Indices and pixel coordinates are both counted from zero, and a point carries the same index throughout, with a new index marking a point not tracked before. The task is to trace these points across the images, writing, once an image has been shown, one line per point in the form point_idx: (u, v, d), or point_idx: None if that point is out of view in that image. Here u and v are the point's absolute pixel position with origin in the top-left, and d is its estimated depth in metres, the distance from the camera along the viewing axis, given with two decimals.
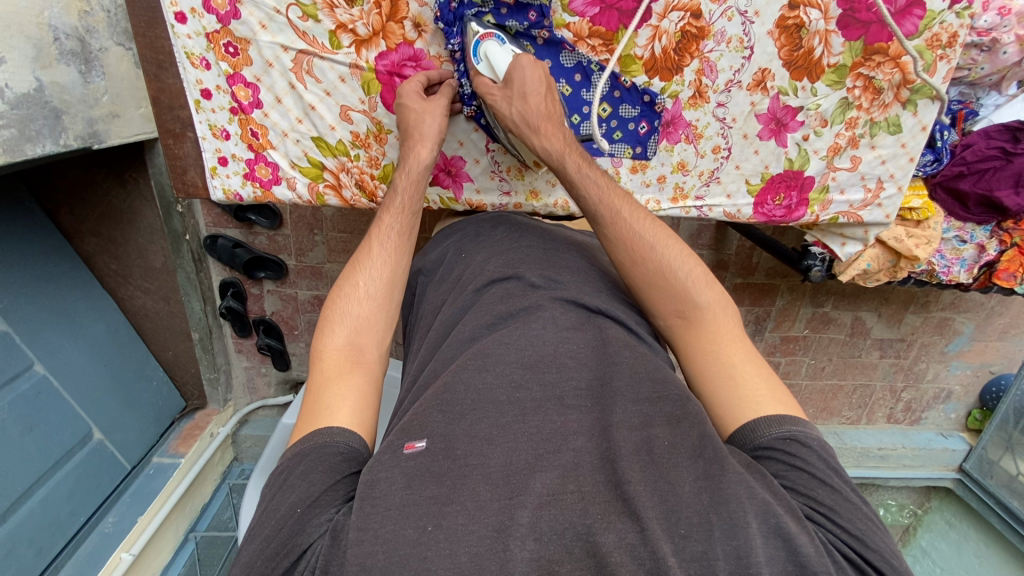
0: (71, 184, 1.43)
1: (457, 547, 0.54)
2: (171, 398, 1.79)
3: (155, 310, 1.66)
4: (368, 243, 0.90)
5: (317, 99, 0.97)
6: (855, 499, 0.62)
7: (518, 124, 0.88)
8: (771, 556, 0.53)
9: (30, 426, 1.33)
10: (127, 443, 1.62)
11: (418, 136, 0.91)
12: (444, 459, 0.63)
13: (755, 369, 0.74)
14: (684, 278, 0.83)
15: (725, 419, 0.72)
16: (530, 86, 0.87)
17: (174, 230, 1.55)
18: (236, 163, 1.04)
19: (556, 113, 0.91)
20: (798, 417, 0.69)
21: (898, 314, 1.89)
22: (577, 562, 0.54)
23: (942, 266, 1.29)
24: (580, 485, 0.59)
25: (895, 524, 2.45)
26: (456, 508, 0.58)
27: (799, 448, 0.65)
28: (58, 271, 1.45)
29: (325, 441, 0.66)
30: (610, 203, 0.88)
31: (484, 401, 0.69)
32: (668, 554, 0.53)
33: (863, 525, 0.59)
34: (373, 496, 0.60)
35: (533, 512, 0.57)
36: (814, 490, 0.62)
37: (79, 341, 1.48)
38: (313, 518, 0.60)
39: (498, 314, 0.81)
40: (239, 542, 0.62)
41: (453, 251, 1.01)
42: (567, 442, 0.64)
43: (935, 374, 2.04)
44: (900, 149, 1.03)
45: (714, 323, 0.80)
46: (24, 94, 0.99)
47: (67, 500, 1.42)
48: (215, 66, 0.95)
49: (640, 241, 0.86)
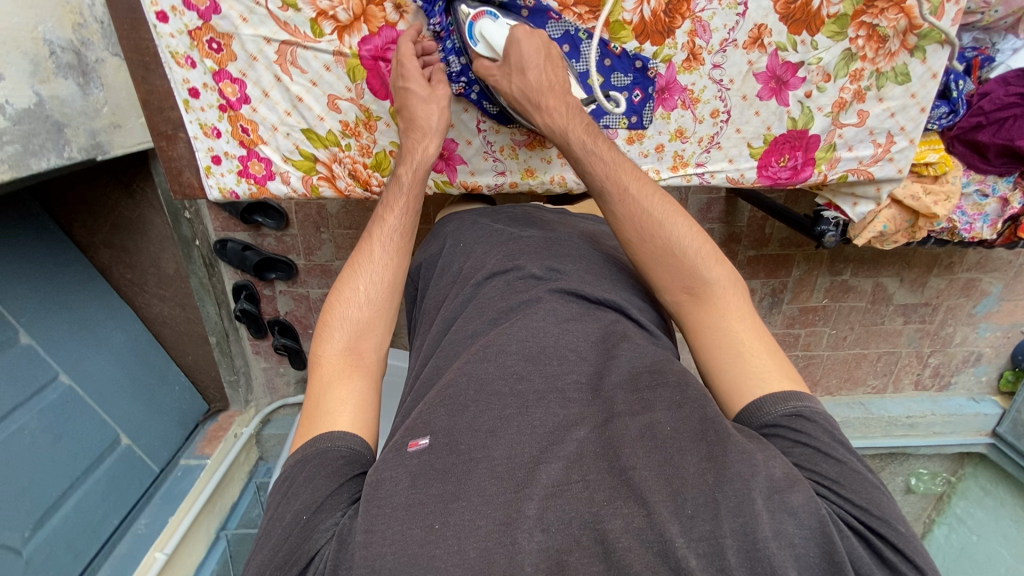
0: (81, 197, 1.45)
1: (465, 542, 0.54)
2: (194, 402, 1.83)
3: (172, 317, 1.69)
4: (366, 244, 0.89)
5: (304, 91, 0.97)
6: (861, 469, 0.60)
7: (522, 101, 0.89)
8: (778, 530, 0.51)
9: (59, 434, 1.38)
10: (155, 447, 1.66)
11: (422, 130, 0.91)
12: (448, 455, 0.62)
13: (764, 346, 0.73)
14: (692, 255, 0.81)
15: (733, 395, 0.71)
16: (526, 60, 0.86)
17: (184, 236, 1.57)
18: (229, 160, 1.03)
19: (557, 82, 0.89)
20: (805, 394, 0.68)
21: (921, 278, 1.84)
22: (584, 551, 0.53)
23: (964, 223, 1.23)
24: (584, 475, 0.59)
25: (929, 493, 2.38)
26: (462, 504, 0.57)
27: (803, 423, 0.64)
28: (74, 283, 1.48)
29: (327, 446, 0.66)
30: (616, 179, 0.87)
31: (485, 393, 0.68)
32: (676, 535, 0.52)
33: (868, 493, 0.58)
34: (379, 497, 0.59)
35: (540, 503, 0.56)
36: (819, 465, 0.60)
37: (101, 350, 1.52)
38: (319, 523, 0.60)
39: (502, 309, 0.80)
40: (250, 547, 0.63)
41: (450, 243, 1.00)
42: (569, 433, 0.64)
43: (964, 338, 1.98)
44: (910, 100, 0.99)
45: (725, 301, 0.78)
46: (25, 109, 1.02)
47: (100, 504, 1.47)
48: (201, 64, 0.95)
49: (648, 216, 0.85)
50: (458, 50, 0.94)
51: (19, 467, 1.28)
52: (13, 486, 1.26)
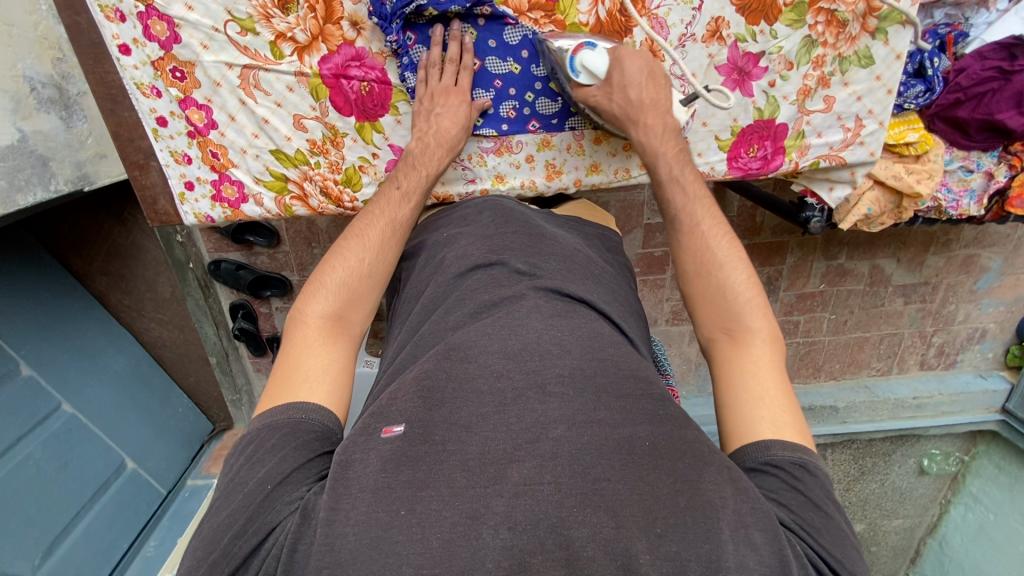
0: (76, 227, 1.47)
1: (428, 532, 0.54)
2: (197, 423, 1.80)
3: (172, 339, 1.69)
4: (367, 215, 0.91)
5: (270, 112, 0.98)
6: (844, 526, 0.63)
7: (619, 118, 0.92)
8: (742, 564, 0.54)
9: (64, 461, 1.41)
10: (160, 469, 1.67)
11: (437, 144, 0.94)
12: (421, 444, 0.62)
13: (787, 400, 0.72)
14: (742, 303, 0.82)
15: (740, 429, 0.71)
16: (629, 78, 0.90)
17: (178, 260, 1.54)
18: (202, 186, 1.04)
19: (661, 100, 0.92)
20: (812, 450, 0.69)
21: (918, 258, 1.82)
22: (548, 554, 0.53)
23: (950, 201, 1.22)
24: (557, 476, 0.58)
25: (942, 474, 2.33)
26: (430, 493, 0.57)
27: (806, 475, 0.65)
28: (72, 312, 1.50)
29: (300, 417, 0.69)
30: (691, 213, 0.90)
31: (464, 391, 0.68)
32: (642, 551, 0.53)
33: (844, 551, 0.61)
34: (347, 477, 0.60)
35: (508, 501, 0.56)
36: (806, 513, 0.62)
37: (102, 377, 1.54)
38: (283, 496, 0.61)
39: (482, 303, 0.80)
40: (206, 510, 0.63)
41: (438, 222, 1.02)
42: (546, 432, 0.62)
43: (966, 316, 1.96)
44: (875, 82, 1.00)
45: (759, 349, 0.78)
46: (8, 146, 1.05)
47: (107, 529, 1.50)
48: (166, 93, 0.96)
49: (710, 256, 0.87)
50: (414, 65, 0.95)
51: (25, 497, 1.31)
52: (18, 514, 1.30)
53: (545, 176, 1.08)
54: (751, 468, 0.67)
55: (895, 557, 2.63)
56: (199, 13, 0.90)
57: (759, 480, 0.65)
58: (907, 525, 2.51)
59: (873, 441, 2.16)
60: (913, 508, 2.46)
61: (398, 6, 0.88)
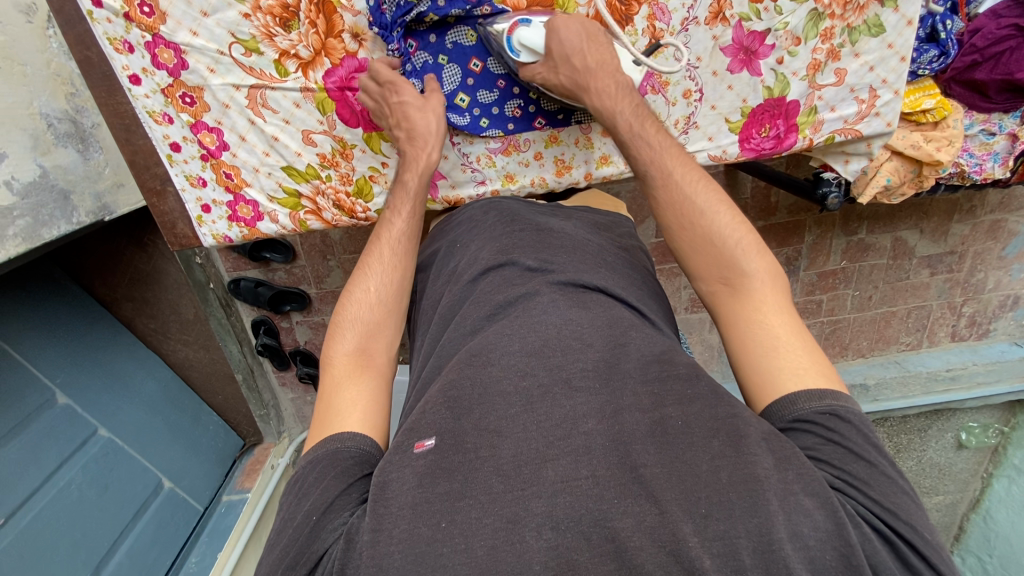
0: (100, 257, 1.52)
1: (473, 541, 0.55)
2: (229, 439, 1.84)
3: (199, 360, 1.73)
4: (375, 245, 0.92)
5: (279, 130, 1.00)
6: (892, 473, 0.60)
7: (571, 89, 0.90)
8: (794, 532, 0.52)
9: (104, 485, 1.44)
10: (197, 487, 1.70)
11: (420, 142, 0.92)
12: (454, 454, 0.62)
13: (802, 344, 0.71)
14: (733, 246, 0.80)
15: (766, 390, 0.69)
16: (569, 47, 0.88)
17: (198, 281, 1.56)
18: (218, 208, 1.06)
19: (607, 61, 0.90)
20: (841, 392, 0.66)
21: (942, 226, 1.77)
22: (595, 550, 0.53)
23: (973, 166, 1.18)
24: (593, 470, 0.58)
25: (982, 446, 2.26)
26: (468, 502, 0.58)
27: (836, 422, 0.63)
28: (102, 339, 1.54)
29: (337, 447, 0.69)
30: (660, 165, 0.87)
31: (490, 394, 0.68)
32: (689, 535, 0.52)
33: (895, 500, 0.58)
34: (386, 497, 0.60)
35: (547, 502, 0.56)
36: (848, 464, 0.60)
37: (135, 401, 1.57)
38: (327, 524, 0.62)
39: (498, 304, 0.80)
40: (264, 547, 0.65)
41: (451, 237, 1.00)
42: (577, 426, 0.62)
43: (997, 283, 1.90)
44: (887, 50, 0.98)
45: (763, 291, 0.76)
46: (30, 182, 1.09)
47: (150, 548, 1.53)
48: (177, 119, 0.97)
49: (689, 204, 0.84)
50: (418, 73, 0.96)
51: (71, 522, 1.35)
52: (67, 539, 1.34)
53: (554, 172, 1.09)
54: (782, 428, 0.66)
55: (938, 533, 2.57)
56: (204, 37, 0.91)
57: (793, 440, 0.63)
58: (947, 501, 2.45)
59: (908, 417, 2.10)
60: (953, 483, 2.40)
61: (398, 14, 0.88)
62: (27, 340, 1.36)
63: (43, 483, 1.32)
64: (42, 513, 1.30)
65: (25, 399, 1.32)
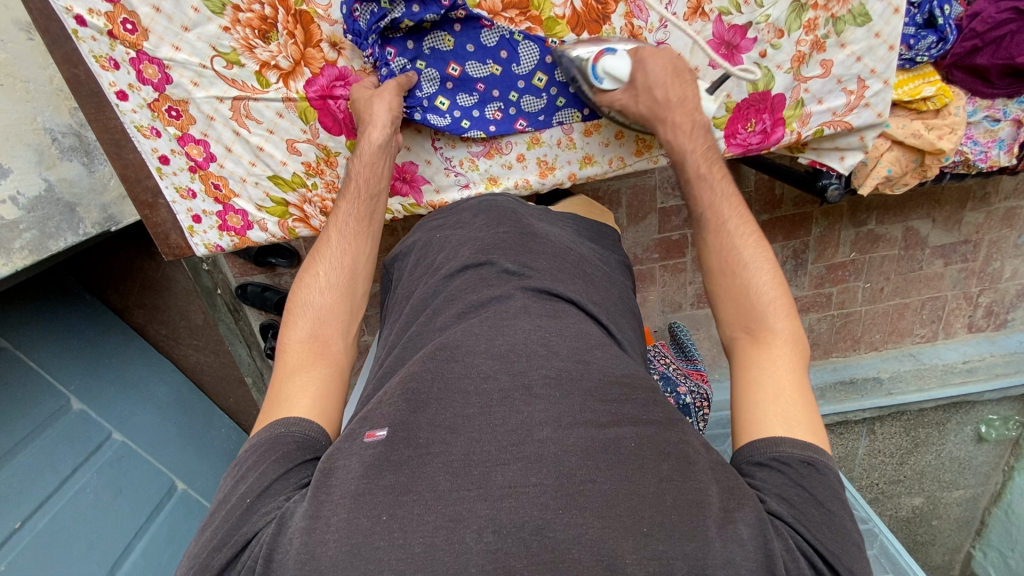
0: (111, 266, 1.56)
1: (410, 537, 0.55)
2: (240, 442, 1.87)
3: (209, 364, 1.76)
4: (327, 231, 0.95)
5: (263, 140, 1.01)
6: (848, 525, 0.61)
7: (649, 119, 0.93)
8: (729, 559, 0.54)
9: (120, 486, 1.49)
10: (211, 488, 1.73)
11: (368, 121, 0.92)
12: (404, 448, 0.63)
13: (804, 400, 0.70)
14: (765, 302, 0.79)
15: (752, 424, 0.70)
16: (653, 79, 0.91)
17: (206, 287, 1.61)
18: (208, 218, 1.08)
19: (688, 98, 0.92)
20: (826, 450, 0.67)
21: (955, 216, 1.72)
22: (533, 558, 0.53)
23: (978, 153, 1.15)
24: (542, 478, 0.58)
25: (1003, 440, 2.19)
26: (412, 498, 0.58)
27: (811, 472, 0.64)
28: (114, 345, 1.57)
29: (281, 432, 0.71)
30: (717, 210, 0.89)
31: (450, 390, 0.68)
32: (628, 552, 0.53)
33: (843, 551, 0.59)
34: (330, 484, 0.62)
35: (492, 504, 0.56)
36: (807, 508, 0.61)
37: (148, 405, 1.61)
38: (261, 507, 0.63)
39: (470, 303, 0.80)
40: (202, 520, 0.67)
41: (422, 234, 1.02)
42: (532, 433, 0.62)
43: (1014, 271, 1.84)
44: (875, 40, 0.95)
45: (781, 350, 0.75)
46: (36, 196, 1.12)
47: (165, 547, 1.56)
48: (165, 132, 1.00)
49: (736, 255, 0.85)
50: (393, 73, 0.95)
51: (84, 524, 1.39)
52: (83, 540, 1.38)
53: (538, 174, 1.08)
54: (758, 463, 0.66)
55: (960, 528, 2.49)
56: (186, 51, 0.93)
57: (758, 472, 0.65)
58: (968, 495, 2.38)
59: (924, 411, 2.03)
60: (974, 478, 2.33)
61: (371, 22, 0.89)
62: (43, 348, 1.41)
63: (60, 486, 1.37)
64: (58, 517, 1.35)
65: (41, 406, 1.37)
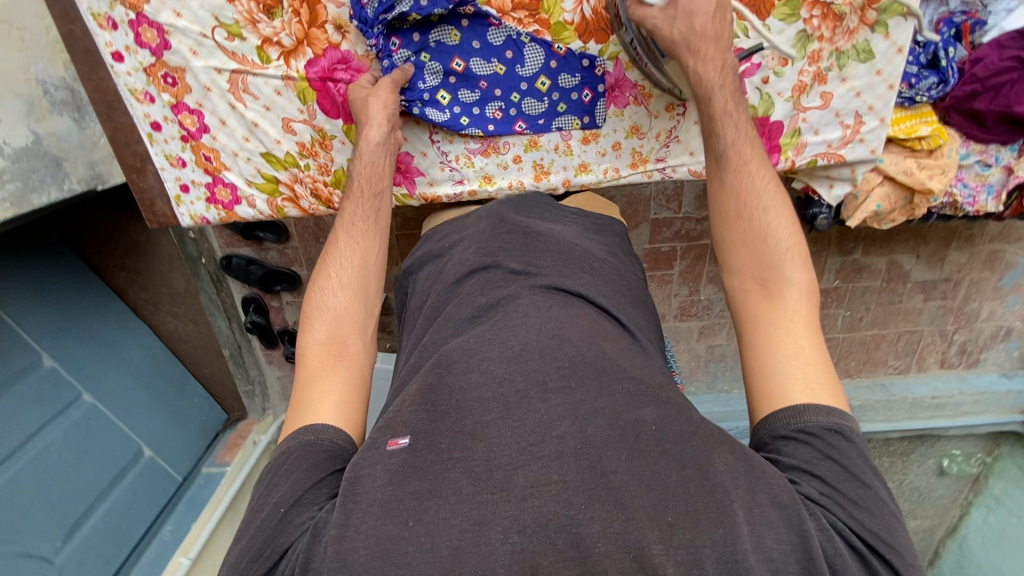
0: (93, 224, 1.52)
1: (438, 541, 0.55)
2: (213, 413, 1.87)
3: (186, 333, 1.73)
4: (335, 234, 0.95)
5: (259, 116, 1.00)
6: (883, 495, 0.62)
7: (677, 45, 0.87)
8: (758, 543, 0.55)
9: (85, 448, 1.47)
10: (177, 456, 1.73)
11: (364, 119, 0.93)
12: (426, 454, 0.64)
13: (821, 357, 0.72)
14: (781, 251, 0.81)
15: (775, 394, 0.70)
16: (695, 5, 0.86)
17: (191, 254, 1.60)
18: (196, 188, 1.07)
19: (724, 37, 0.87)
20: (847, 412, 0.68)
21: (939, 253, 1.74)
22: (560, 554, 0.54)
23: (966, 197, 1.16)
24: (564, 475, 0.58)
25: (963, 475, 2.24)
26: (436, 502, 0.59)
27: (840, 440, 0.65)
28: (91, 305, 1.55)
29: (311, 439, 0.71)
30: (739, 149, 0.87)
31: (468, 400, 0.69)
32: (654, 543, 0.54)
33: (883, 519, 0.60)
34: (357, 493, 0.61)
35: (516, 506, 0.57)
36: (841, 483, 0.62)
37: (120, 370, 1.59)
38: (295, 517, 0.63)
39: (480, 306, 0.82)
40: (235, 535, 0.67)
41: (441, 236, 1.04)
42: (549, 430, 0.63)
43: (991, 313, 1.88)
44: (875, 77, 0.98)
45: (796, 299, 0.77)
46: (23, 148, 1.09)
47: (127, 514, 1.55)
48: (158, 99, 0.98)
49: (754, 198, 0.85)
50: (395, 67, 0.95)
51: (49, 483, 1.37)
52: (43, 499, 1.36)
53: (533, 177, 1.09)
54: (785, 434, 0.67)
55: None
56: (187, 19, 0.91)
57: (791, 448, 0.65)
58: (925, 526, 2.45)
59: (890, 441, 2.09)
60: (932, 509, 2.39)
61: (379, 11, 0.89)
62: (19, 301, 1.37)
63: (26, 442, 1.35)
64: (22, 472, 1.33)
65: (12, 359, 1.34)
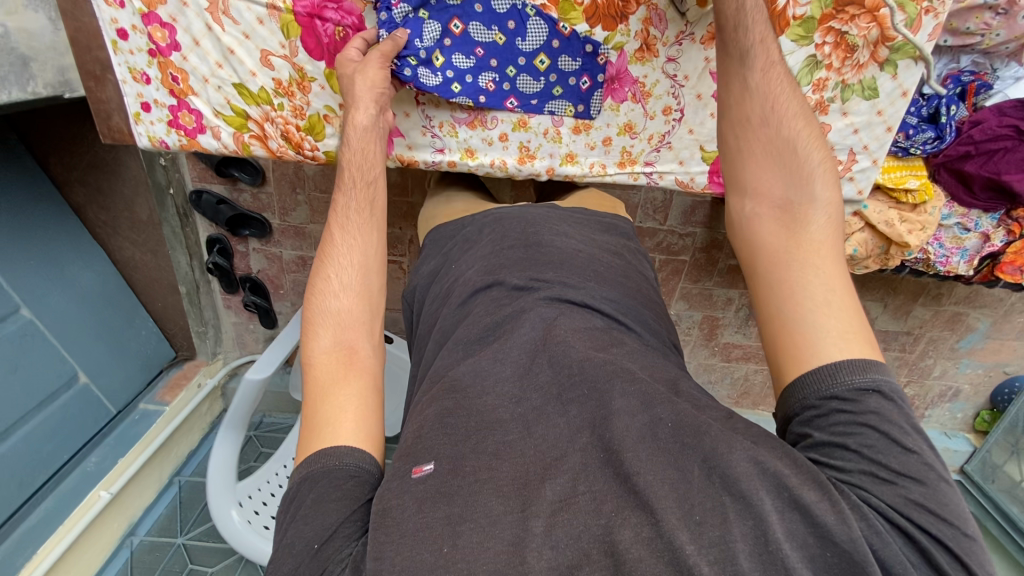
0: (60, 133, 1.38)
1: (474, 564, 0.56)
2: (161, 349, 1.81)
3: (144, 263, 1.65)
4: (330, 231, 0.93)
5: (236, 43, 0.94)
6: (931, 460, 0.59)
7: None
8: (790, 530, 0.53)
9: (16, 365, 1.35)
10: (114, 388, 1.64)
11: (351, 102, 0.89)
12: (452, 479, 0.65)
13: (852, 299, 0.70)
14: (807, 171, 0.80)
15: (805, 351, 0.68)
16: None
17: (159, 182, 1.54)
18: (159, 109, 1.01)
19: None
20: (881, 362, 0.65)
21: (905, 306, 1.76)
22: (594, 564, 0.55)
23: (939, 256, 1.17)
24: (591, 486, 0.61)
25: None
26: (469, 526, 0.60)
27: (877, 401, 0.62)
28: (48, 219, 1.43)
29: (334, 465, 0.69)
30: (767, 47, 0.85)
31: (486, 424, 0.70)
32: (685, 543, 0.53)
33: (933, 487, 0.57)
34: (387, 524, 0.62)
35: (547, 521, 0.58)
36: (885, 453, 0.59)
37: (67, 289, 1.48)
38: (333, 553, 0.63)
39: (487, 325, 0.85)
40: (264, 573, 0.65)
41: (447, 260, 1.05)
42: (572, 445, 0.66)
43: (943, 372, 1.92)
44: (876, 117, 0.97)
45: (819, 219, 0.77)
46: None
47: (50, 438, 1.45)
48: (128, 5, 0.91)
49: (779, 110, 0.83)
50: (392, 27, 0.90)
51: None
52: None
53: (517, 158, 1.06)
54: (816, 400, 0.65)
55: None
56: None
57: (824, 421, 0.63)
58: None
59: None
60: None
61: None
62: None
63: None
64: None
65: None
